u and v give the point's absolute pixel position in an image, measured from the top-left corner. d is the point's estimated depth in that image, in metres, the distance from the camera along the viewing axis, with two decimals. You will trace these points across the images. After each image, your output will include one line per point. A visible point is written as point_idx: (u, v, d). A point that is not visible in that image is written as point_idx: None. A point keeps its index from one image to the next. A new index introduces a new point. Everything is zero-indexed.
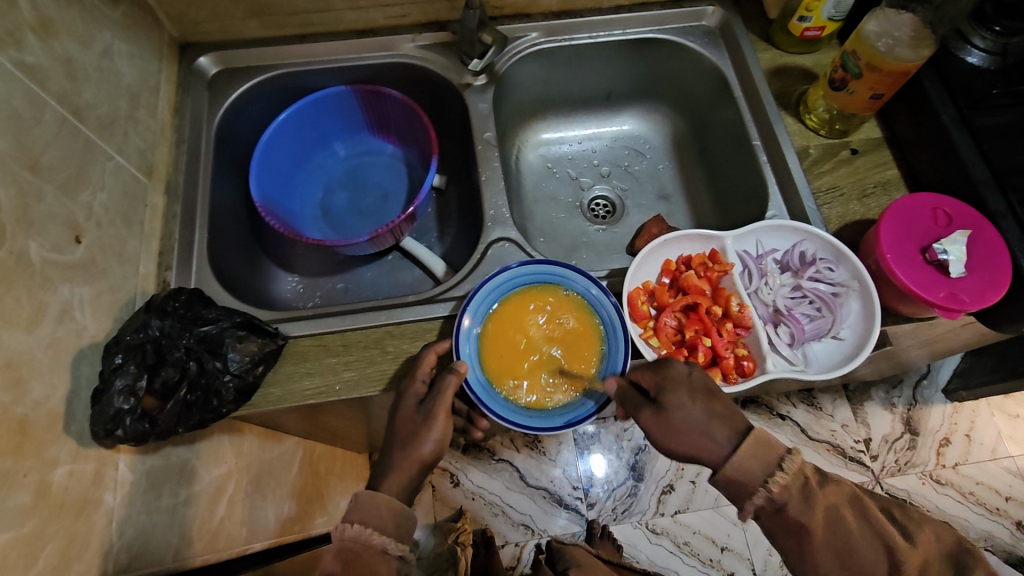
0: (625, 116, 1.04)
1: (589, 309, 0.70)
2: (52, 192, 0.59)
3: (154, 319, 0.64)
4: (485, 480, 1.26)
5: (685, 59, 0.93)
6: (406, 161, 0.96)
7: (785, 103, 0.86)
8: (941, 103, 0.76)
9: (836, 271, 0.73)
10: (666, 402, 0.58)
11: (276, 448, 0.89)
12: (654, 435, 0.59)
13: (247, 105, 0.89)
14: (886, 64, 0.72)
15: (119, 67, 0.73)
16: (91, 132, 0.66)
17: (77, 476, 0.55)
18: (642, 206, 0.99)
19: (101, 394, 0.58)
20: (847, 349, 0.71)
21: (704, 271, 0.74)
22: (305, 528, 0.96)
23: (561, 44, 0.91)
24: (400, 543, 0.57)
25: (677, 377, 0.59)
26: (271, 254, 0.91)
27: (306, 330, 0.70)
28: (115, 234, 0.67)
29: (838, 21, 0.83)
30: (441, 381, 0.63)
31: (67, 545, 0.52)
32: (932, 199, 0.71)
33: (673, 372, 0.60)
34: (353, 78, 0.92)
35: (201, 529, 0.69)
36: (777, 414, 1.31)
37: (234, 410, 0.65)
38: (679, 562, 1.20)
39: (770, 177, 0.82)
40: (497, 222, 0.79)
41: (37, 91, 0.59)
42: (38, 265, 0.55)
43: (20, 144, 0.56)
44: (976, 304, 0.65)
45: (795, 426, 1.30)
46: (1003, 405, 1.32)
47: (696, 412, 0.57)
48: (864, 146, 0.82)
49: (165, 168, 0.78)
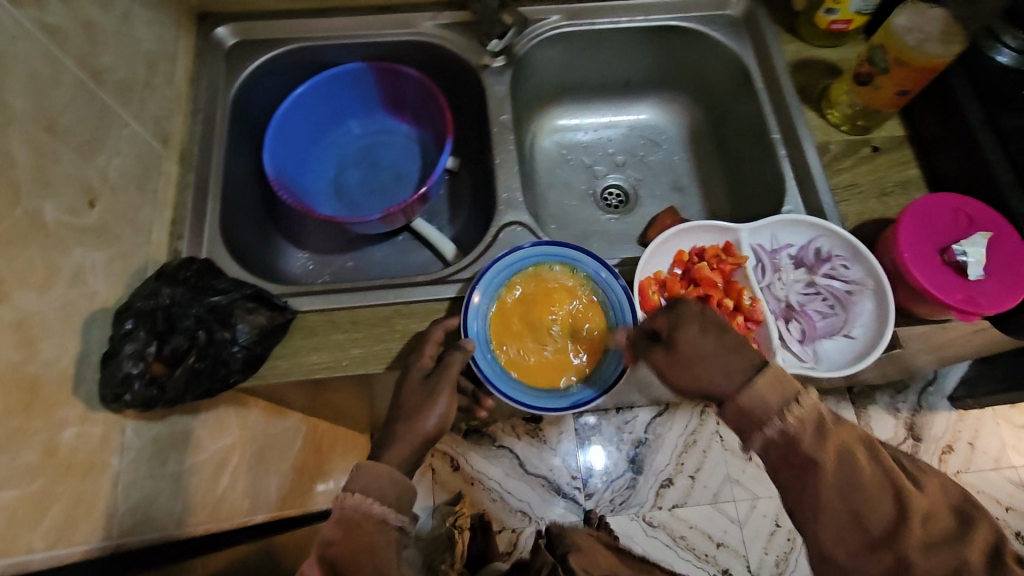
0: (642, 105, 1.03)
1: (599, 292, 0.70)
2: (68, 154, 0.59)
3: (166, 287, 0.65)
4: (484, 465, 1.26)
5: (708, 49, 0.92)
6: (420, 141, 0.95)
7: (807, 96, 0.84)
8: (968, 101, 0.75)
9: (851, 269, 0.72)
10: (681, 341, 0.57)
11: (281, 423, 0.90)
12: (664, 373, 0.59)
13: (263, 78, 0.88)
14: (914, 59, 0.71)
15: (137, 33, 0.72)
16: (108, 95, 0.66)
17: (85, 438, 0.55)
18: (656, 197, 0.98)
19: (111, 357, 0.58)
20: (859, 348, 0.70)
21: (718, 264, 0.73)
22: (304, 504, 0.97)
23: (581, 27, 0.90)
24: (399, 514, 0.57)
25: (682, 326, 0.58)
26: (283, 230, 0.90)
27: (315, 305, 0.70)
28: (128, 200, 0.67)
29: (866, 15, 0.82)
30: (448, 357, 0.63)
31: (72, 504, 0.52)
32: (955, 199, 0.70)
33: (679, 322, 0.59)
34: (371, 55, 0.91)
35: (204, 498, 0.69)
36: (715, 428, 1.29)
37: (242, 381, 0.65)
38: (674, 556, 1.20)
39: (788, 171, 0.81)
40: (510, 205, 0.79)
41: (55, 53, 0.59)
42: (52, 226, 0.55)
43: (38, 104, 0.56)
44: (993, 308, 0.64)
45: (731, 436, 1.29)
46: (1009, 414, 1.31)
47: (703, 348, 0.56)
48: (885, 143, 0.81)
49: (180, 137, 0.78)
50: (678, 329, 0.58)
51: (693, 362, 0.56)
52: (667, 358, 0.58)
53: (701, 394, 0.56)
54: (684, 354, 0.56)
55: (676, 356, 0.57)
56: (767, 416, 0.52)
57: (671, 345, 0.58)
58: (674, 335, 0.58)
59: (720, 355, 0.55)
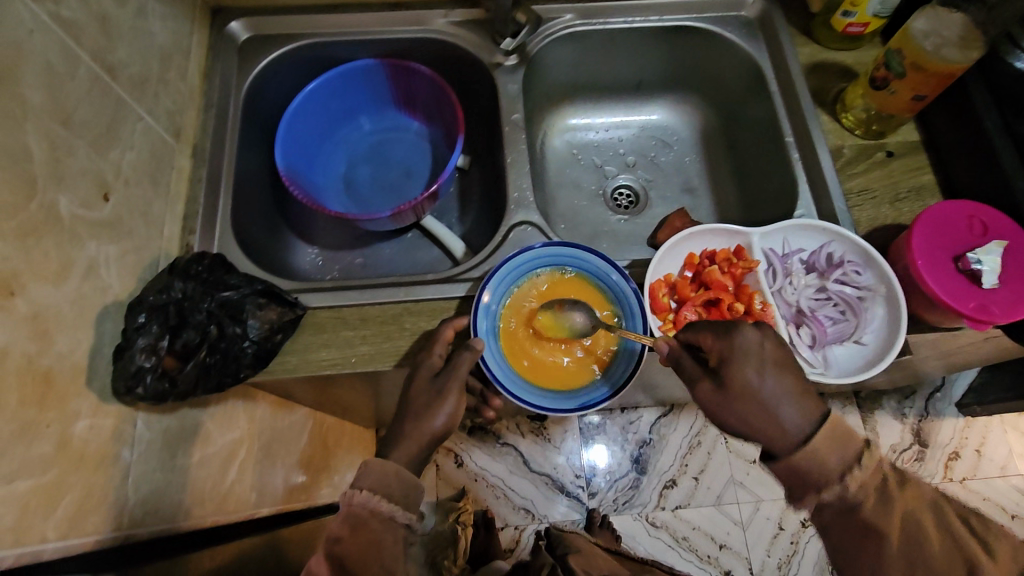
0: (654, 106, 1.02)
1: (608, 294, 0.69)
2: (83, 147, 0.59)
3: (177, 282, 0.65)
4: (488, 462, 1.26)
5: (722, 50, 0.91)
6: (431, 139, 0.95)
7: (821, 100, 0.84)
8: (985, 109, 0.75)
9: (863, 274, 0.71)
10: (734, 378, 0.56)
11: (288, 417, 0.90)
12: (714, 412, 0.57)
13: (275, 73, 0.88)
14: (933, 63, 0.71)
15: (152, 27, 0.73)
16: (123, 90, 0.66)
17: (97, 430, 0.55)
18: (666, 198, 0.98)
19: (123, 351, 0.58)
20: (870, 355, 0.69)
21: (728, 267, 0.73)
22: (310, 497, 0.98)
23: (594, 27, 0.89)
24: (407, 511, 0.57)
25: (736, 365, 0.56)
26: (292, 225, 0.91)
27: (325, 301, 0.70)
28: (141, 194, 0.67)
29: (883, 18, 0.81)
30: (457, 356, 0.63)
31: (85, 496, 0.53)
32: (969, 206, 0.69)
33: (732, 358, 0.57)
34: (383, 51, 0.91)
35: (212, 490, 0.70)
36: None
37: (252, 376, 0.66)
38: (676, 557, 1.20)
39: (801, 175, 0.80)
40: (521, 205, 0.78)
41: (72, 46, 0.59)
42: (67, 219, 0.55)
43: (54, 98, 0.56)
44: (1006, 317, 0.64)
45: None
46: (1017, 422, 1.30)
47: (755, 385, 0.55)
48: (900, 148, 0.80)
49: (193, 131, 0.78)
50: (732, 366, 0.56)
51: (743, 397, 0.55)
52: (717, 392, 0.57)
53: (752, 438, 0.55)
54: (739, 392, 0.55)
55: (727, 397, 0.56)
56: (816, 471, 0.52)
57: (723, 383, 0.56)
58: (727, 373, 0.56)
59: (776, 401, 0.54)
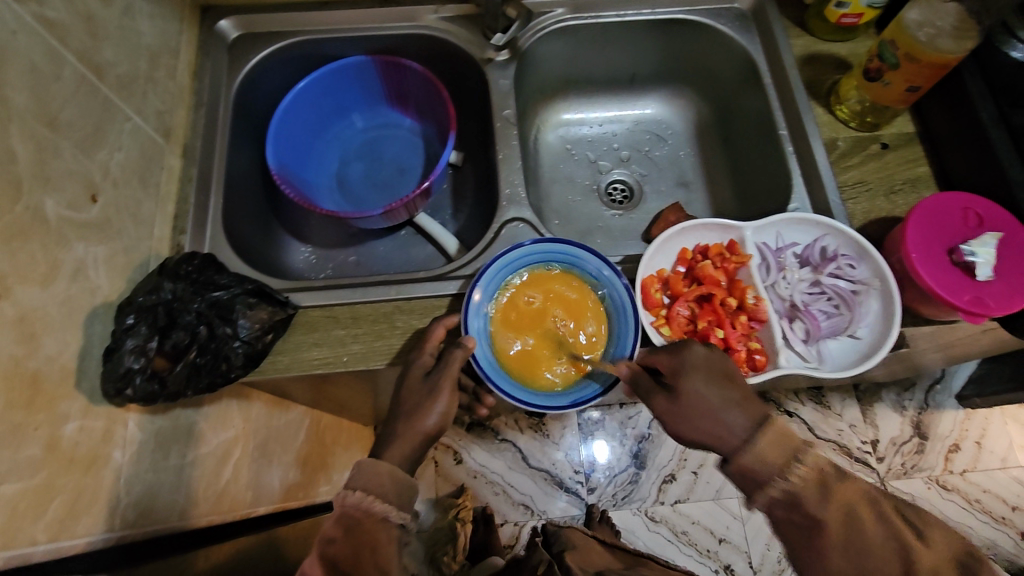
0: (648, 99, 1.02)
1: (600, 291, 0.69)
2: (70, 149, 0.59)
3: (167, 282, 0.64)
4: (487, 459, 1.26)
5: (715, 43, 0.90)
6: (424, 136, 0.94)
7: (815, 92, 0.83)
8: (980, 99, 0.73)
9: (857, 268, 0.71)
10: (684, 391, 0.57)
11: (284, 416, 0.90)
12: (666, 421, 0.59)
13: (266, 71, 0.88)
14: (926, 54, 0.70)
15: (139, 26, 0.72)
16: (110, 90, 0.66)
17: (87, 432, 0.55)
18: (661, 192, 0.97)
19: (112, 352, 0.58)
20: (864, 349, 0.69)
21: (721, 262, 0.72)
22: (308, 495, 0.98)
23: (586, 21, 0.88)
24: (400, 511, 0.57)
25: (686, 377, 0.58)
26: (285, 224, 0.91)
27: (316, 301, 0.70)
28: (130, 194, 0.67)
29: (877, 8, 0.80)
30: (448, 354, 0.63)
31: (75, 498, 0.53)
32: (965, 198, 0.68)
33: (682, 370, 0.59)
34: (374, 48, 0.90)
35: (207, 491, 0.70)
36: (784, 411, 1.30)
37: (243, 375, 0.65)
38: (676, 551, 1.20)
39: (795, 168, 0.80)
40: (513, 201, 0.78)
41: (56, 47, 0.59)
42: (54, 221, 0.55)
43: (39, 99, 0.56)
44: (1002, 310, 0.63)
45: (801, 423, 1.29)
46: (1017, 413, 1.30)
47: (712, 401, 0.55)
48: (895, 140, 0.79)
49: (183, 131, 0.78)
50: (681, 378, 0.58)
51: (690, 401, 0.56)
52: (670, 405, 0.58)
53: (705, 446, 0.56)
54: (688, 405, 0.56)
55: (678, 407, 0.57)
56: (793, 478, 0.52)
57: (675, 393, 0.58)
58: (678, 383, 0.58)
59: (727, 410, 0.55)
